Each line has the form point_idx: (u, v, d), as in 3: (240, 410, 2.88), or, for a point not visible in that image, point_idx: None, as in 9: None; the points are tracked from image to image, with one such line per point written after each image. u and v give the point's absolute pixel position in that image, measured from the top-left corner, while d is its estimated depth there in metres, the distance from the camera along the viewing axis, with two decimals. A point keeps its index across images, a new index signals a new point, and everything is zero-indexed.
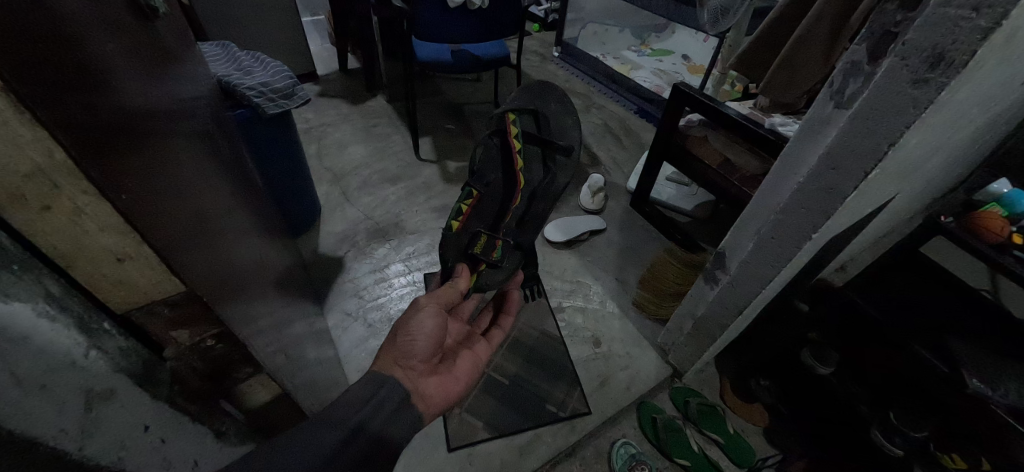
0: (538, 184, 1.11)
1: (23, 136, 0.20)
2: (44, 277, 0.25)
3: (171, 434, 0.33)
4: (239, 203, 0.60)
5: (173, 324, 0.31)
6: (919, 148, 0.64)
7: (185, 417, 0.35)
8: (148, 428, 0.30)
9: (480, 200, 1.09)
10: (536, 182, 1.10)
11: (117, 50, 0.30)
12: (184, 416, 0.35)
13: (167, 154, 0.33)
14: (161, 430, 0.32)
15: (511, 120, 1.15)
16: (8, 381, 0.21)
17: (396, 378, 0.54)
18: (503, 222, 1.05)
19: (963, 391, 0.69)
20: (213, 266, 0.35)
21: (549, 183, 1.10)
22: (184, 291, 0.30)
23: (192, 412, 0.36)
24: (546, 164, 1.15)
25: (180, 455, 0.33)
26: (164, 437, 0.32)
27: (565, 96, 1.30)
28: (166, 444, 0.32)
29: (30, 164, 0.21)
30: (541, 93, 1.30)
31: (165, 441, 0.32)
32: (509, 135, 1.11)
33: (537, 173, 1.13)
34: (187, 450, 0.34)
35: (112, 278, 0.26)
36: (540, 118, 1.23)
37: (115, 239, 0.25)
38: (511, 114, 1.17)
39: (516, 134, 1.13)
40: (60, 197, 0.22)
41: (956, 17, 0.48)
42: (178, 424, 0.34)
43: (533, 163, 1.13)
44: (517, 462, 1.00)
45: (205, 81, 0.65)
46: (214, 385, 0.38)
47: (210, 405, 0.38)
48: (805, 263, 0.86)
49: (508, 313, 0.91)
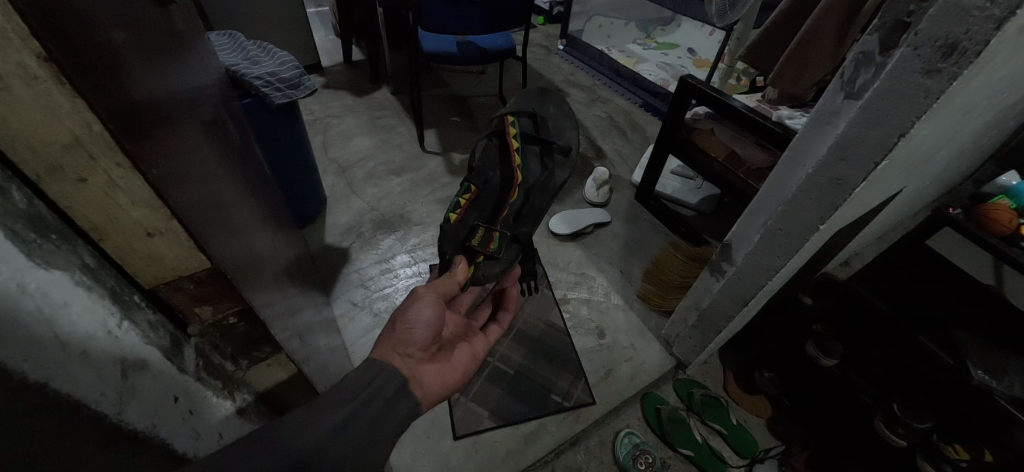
0: (537, 181, 1.07)
1: (64, 107, 0.20)
2: (80, 248, 0.25)
3: (200, 407, 0.33)
4: (250, 191, 0.61)
5: (197, 300, 0.32)
6: (930, 138, 0.64)
7: (212, 393, 0.35)
8: (178, 399, 0.31)
9: (479, 194, 1.09)
10: (536, 180, 1.08)
11: (138, 38, 0.31)
12: (210, 391, 0.35)
13: (187, 137, 0.34)
14: (190, 402, 0.32)
15: (510, 121, 1.12)
16: (52, 343, 0.22)
17: (394, 368, 0.52)
18: (500, 215, 1.01)
19: (967, 381, 0.69)
20: (232, 247, 0.35)
21: (547, 179, 1.08)
22: (210, 268, 0.30)
23: (220, 387, 0.37)
24: (544, 162, 1.14)
25: (207, 427, 0.34)
26: (192, 409, 0.33)
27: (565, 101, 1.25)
28: (195, 416, 0.33)
29: (68, 135, 0.21)
30: (538, 97, 1.27)
31: (193, 413, 0.32)
32: (508, 134, 1.09)
33: (534, 171, 1.11)
34: (212, 422, 0.35)
35: (143, 253, 0.27)
36: (539, 118, 1.20)
37: (146, 214, 0.25)
38: (510, 115, 1.15)
39: (514, 133, 1.11)
40: (96, 169, 0.23)
41: (969, 6, 0.47)
42: (205, 398, 0.34)
43: (529, 159, 1.13)
44: (522, 450, 1.01)
45: (216, 71, 0.66)
46: (238, 359, 0.40)
47: (233, 382, 0.39)
48: (812, 256, 0.86)
49: (507, 311, 0.97)
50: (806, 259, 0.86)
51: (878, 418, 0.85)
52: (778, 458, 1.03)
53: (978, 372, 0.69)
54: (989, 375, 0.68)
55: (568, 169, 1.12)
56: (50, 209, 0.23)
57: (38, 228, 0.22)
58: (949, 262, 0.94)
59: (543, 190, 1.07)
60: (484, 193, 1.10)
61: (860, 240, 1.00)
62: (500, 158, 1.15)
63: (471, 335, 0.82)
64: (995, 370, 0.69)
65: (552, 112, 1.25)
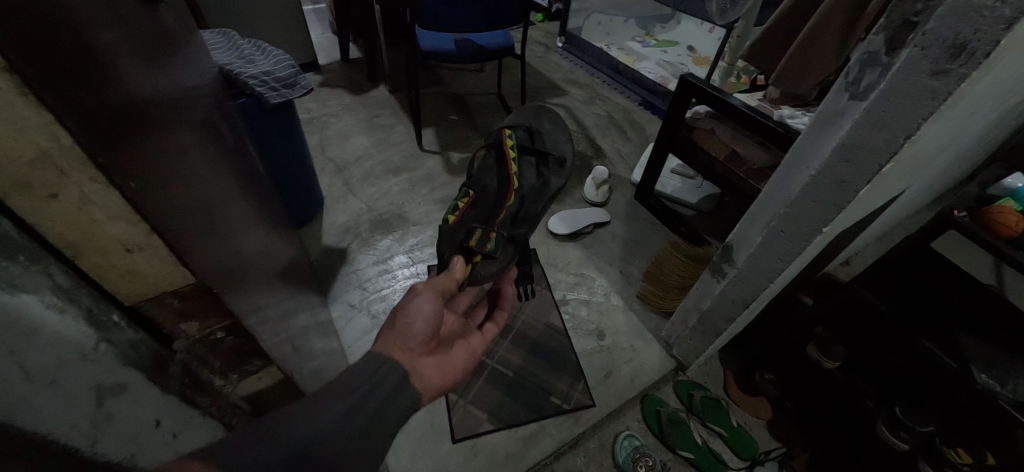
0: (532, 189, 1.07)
1: (29, 120, 0.19)
2: (52, 267, 0.24)
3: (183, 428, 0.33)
4: (245, 193, 0.60)
5: (182, 316, 0.31)
6: (937, 139, 0.63)
7: (197, 414, 0.35)
8: (158, 422, 0.31)
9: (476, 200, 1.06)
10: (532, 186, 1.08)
11: (121, 40, 0.29)
12: (197, 411, 0.35)
13: (175, 143, 0.33)
14: (173, 424, 0.32)
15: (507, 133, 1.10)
16: (15, 376, 0.21)
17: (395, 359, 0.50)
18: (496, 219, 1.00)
19: (971, 386, 0.69)
20: (221, 259, 0.34)
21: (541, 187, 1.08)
22: (194, 282, 0.29)
23: (204, 408, 0.36)
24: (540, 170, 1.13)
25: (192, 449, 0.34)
26: (175, 431, 0.33)
27: (560, 116, 1.27)
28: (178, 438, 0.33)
29: (35, 149, 0.20)
30: (535, 113, 1.29)
31: (175, 436, 0.33)
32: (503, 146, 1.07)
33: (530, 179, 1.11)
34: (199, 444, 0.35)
35: (122, 269, 0.26)
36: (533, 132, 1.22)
37: (125, 230, 0.24)
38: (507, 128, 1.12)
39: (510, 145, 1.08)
40: (65, 185, 0.21)
41: (979, 6, 0.46)
42: (189, 418, 0.34)
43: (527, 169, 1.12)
44: (521, 453, 1.00)
45: (210, 70, 0.65)
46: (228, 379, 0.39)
47: (223, 403, 0.39)
48: (815, 256, 0.85)
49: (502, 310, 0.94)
50: (808, 261, 0.85)
51: (880, 421, 0.84)
52: (778, 460, 1.03)
53: (981, 377, 0.68)
54: (994, 379, 0.68)
55: (564, 177, 1.12)
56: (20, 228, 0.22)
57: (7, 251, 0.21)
58: (952, 263, 0.93)
59: (539, 197, 1.06)
60: (481, 197, 1.09)
61: (862, 241, 0.99)
62: (496, 165, 1.14)
63: (469, 334, 0.80)
64: (1000, 375, 0.69)
65: (550, 127, 1.26)
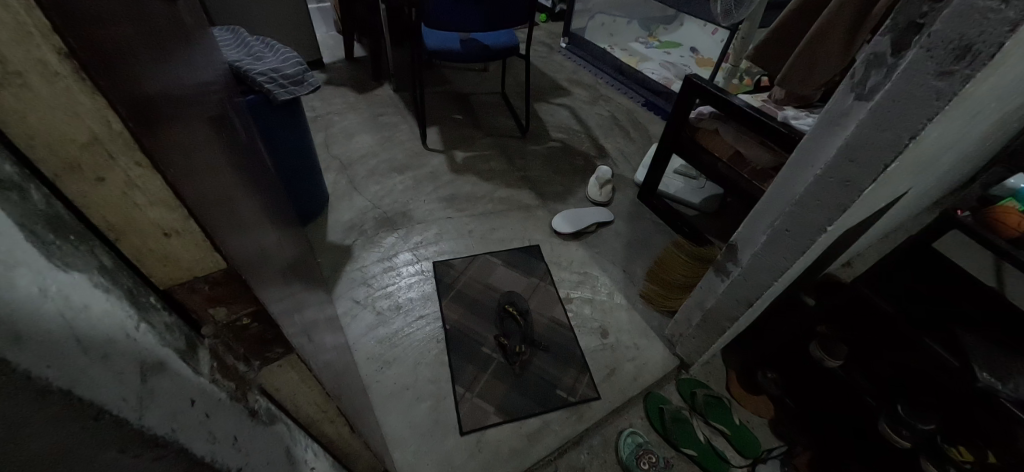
0: None
1: (83, 105, 0.18)
2: (95, 249, 0.21)
3: (245, 433, 0.30)
4: (256, 188, 0.61)
5: (212, 301, 0.28)
6: (943, 138, 0.64)
7: (253, 421, 0.32)
8: (210, 415, 0.26)
9: None
10: None
11: (144, 30, 0.29)
12: (256, 420, 0.32)
13: (201, 137, 0.33)
14: (234, 429, 0.28)
15: None
16: (73, 347, 0.18)
17: None
18: None
19: (975, 384, 0.69)
20: (249, 250, 0.35)
21: None
22: (226, 268, 0.27)
23: (258, 415, 0.33)
24: None
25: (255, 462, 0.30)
26: (237, 436, 0.28)
27: None
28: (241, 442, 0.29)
29: (87, 133, 0.19)
30: None
31: (238, 440, 0.28)
32: None
33: None
34: (263, 450, 0.32)
35: (158, 254, 0.24)
36: None
37: (163, 213, 0.23)
38: None
39: None
40: (113, 169, 0.20)
41: (984, 8, 0.47)
42: (246, 422, 0.30)
43: None
44: (526, 448, 1.01)
45: (221, 65, 0.65)
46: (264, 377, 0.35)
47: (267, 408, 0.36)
48: (819, 256, 0.86)
49: None
50: (814, 259, 0.86)
51: (882, 419, 0.85)
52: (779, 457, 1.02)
53: (983, 375, 0.69)
54: (995, 377, 0.69)
55: None
56: (41, 188, 0.19)
57: (44, 216, 0.19)
58: (954, 264, 0.94)
59: None
60: None
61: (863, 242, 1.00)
62: None
63: None
64: (1002, 373, 0.69)
65: None
